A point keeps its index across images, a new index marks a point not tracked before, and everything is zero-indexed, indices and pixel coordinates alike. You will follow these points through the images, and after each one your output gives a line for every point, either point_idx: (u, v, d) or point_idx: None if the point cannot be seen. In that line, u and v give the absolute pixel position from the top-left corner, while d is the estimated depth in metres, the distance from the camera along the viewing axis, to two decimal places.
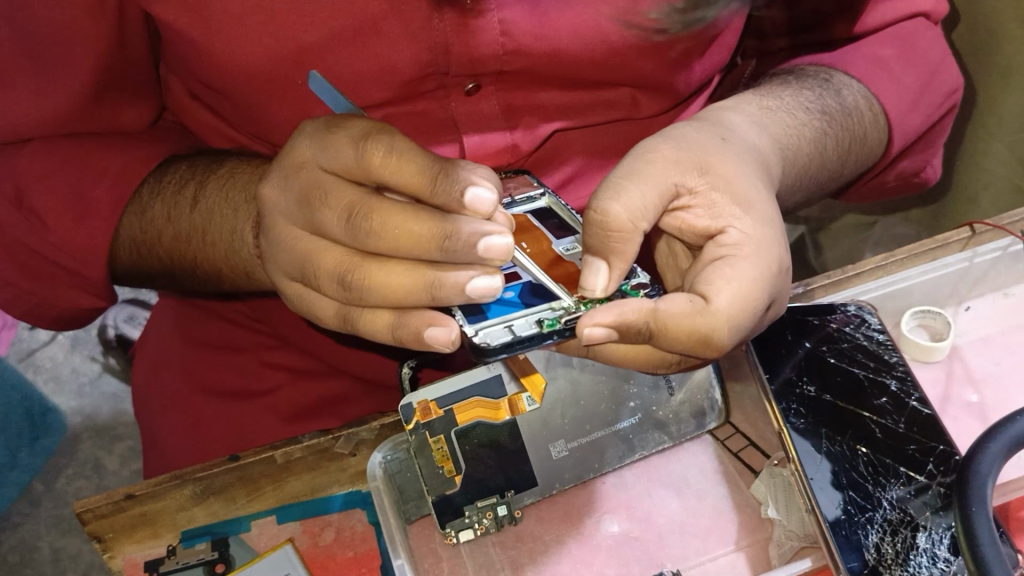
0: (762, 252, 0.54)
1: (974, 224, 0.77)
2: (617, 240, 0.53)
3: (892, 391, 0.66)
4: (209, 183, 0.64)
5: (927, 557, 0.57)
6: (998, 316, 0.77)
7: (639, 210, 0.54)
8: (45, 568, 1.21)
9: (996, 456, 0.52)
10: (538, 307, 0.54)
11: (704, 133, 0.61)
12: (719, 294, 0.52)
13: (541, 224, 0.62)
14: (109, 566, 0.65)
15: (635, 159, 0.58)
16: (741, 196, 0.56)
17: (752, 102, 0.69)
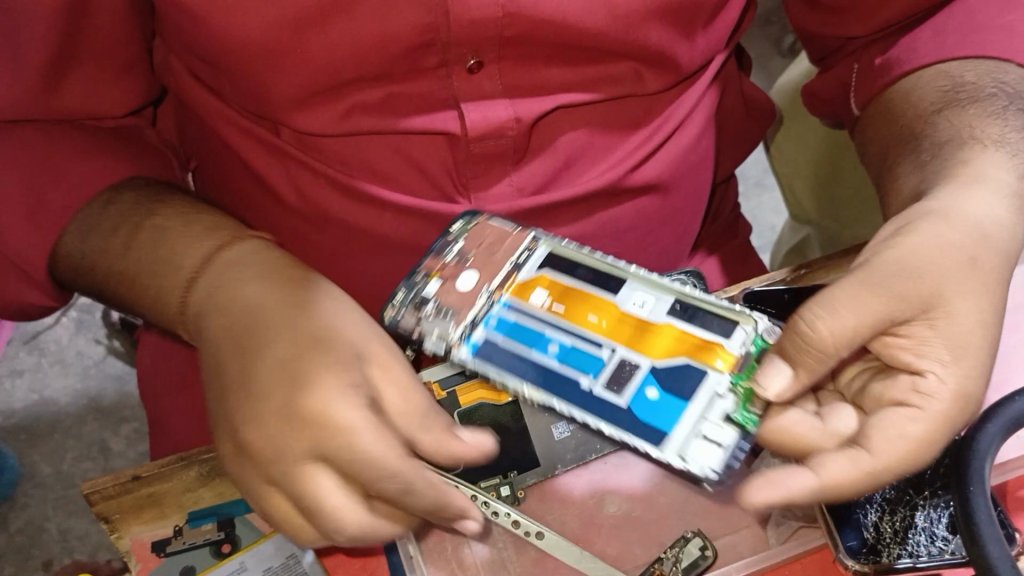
0: (952, 411, 0.53)
1: None
2: (813, 357, 0.53)
3: None
4: (135, 222, 0.64)
5: (926, 535, 0.57)
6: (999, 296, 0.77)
7: (850, 341, 0.53)
8: (54, 548, 1.24)
9: (994, 436, 0.53)
10: (701, 398, 0.56)
11: (959, 242, 0.57)
12: (883, 452, 0.51)
13: (583, 282, 0.62)
14: (116, 547, 0.65)
15: (866, 271, 0.56)
16: (964, 352, 0.54)
17: (1008, 168, 0.62)
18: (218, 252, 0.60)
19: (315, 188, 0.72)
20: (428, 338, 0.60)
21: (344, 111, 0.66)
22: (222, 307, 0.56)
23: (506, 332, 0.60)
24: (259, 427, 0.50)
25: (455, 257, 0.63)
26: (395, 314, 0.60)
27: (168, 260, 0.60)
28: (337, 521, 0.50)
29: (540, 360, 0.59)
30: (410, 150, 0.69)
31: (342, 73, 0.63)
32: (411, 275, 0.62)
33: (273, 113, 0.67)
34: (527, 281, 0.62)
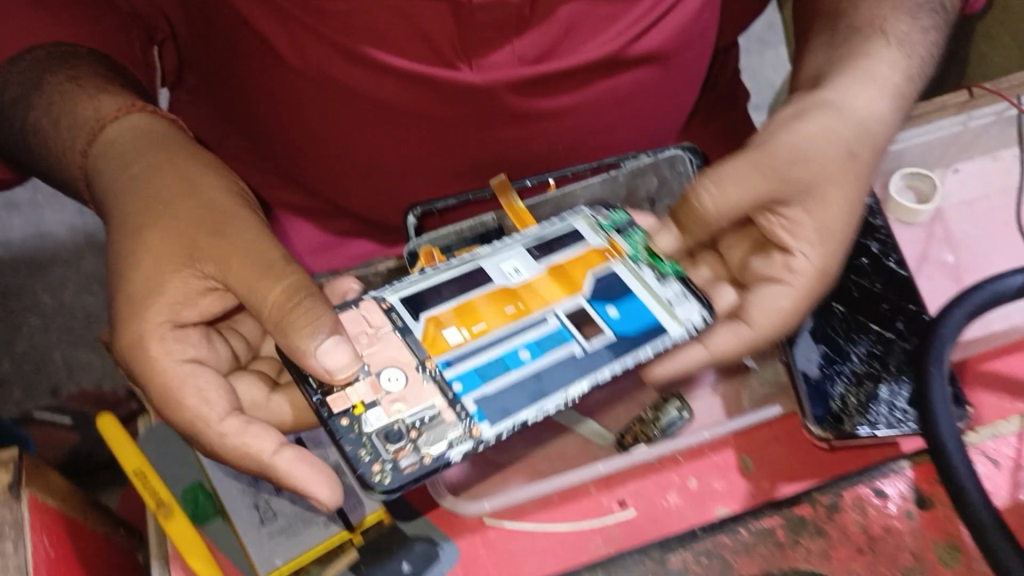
0: (817, 286, 0.66)
1: (972, 87, 0.78)
2: (701, 224, 0.66)
3: (872, 253, 0.70)
4: (87, 128, 0.63)
5: (887, 406, 0.61)
6: (984, 179, 0.79)
7: (727, 211, 0.66)
8: (60, 374, 1.30)
9: (957, 322, 0.57)
10: (627, 284, 0.62)
11: (840, 140, 0.69)
12: (761, 321, 0.64)
13: (454, 299, 0.59)
14: None
15: (761, 157, 0.68)
16: (825, 236, 0.67)
17: (893, 70, 0.73)
18: (167, 174, 0.60)
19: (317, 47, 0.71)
20: (378, 417, 0.52)
21: None
22: (155, 232, 0.58)
23: (480, 379, 0.55)
24: (167, 343, 0.56)
25: (359, 380, 0.54)
26: (354, 458, 0.50)
27: (116, 174, 0.61)
28: (212, 445, 0.56)
29: (523, 371, 0.56)
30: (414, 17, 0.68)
31: None
32: (327, 419, 0.52)
33: None
34: (427, 327, 0.57)
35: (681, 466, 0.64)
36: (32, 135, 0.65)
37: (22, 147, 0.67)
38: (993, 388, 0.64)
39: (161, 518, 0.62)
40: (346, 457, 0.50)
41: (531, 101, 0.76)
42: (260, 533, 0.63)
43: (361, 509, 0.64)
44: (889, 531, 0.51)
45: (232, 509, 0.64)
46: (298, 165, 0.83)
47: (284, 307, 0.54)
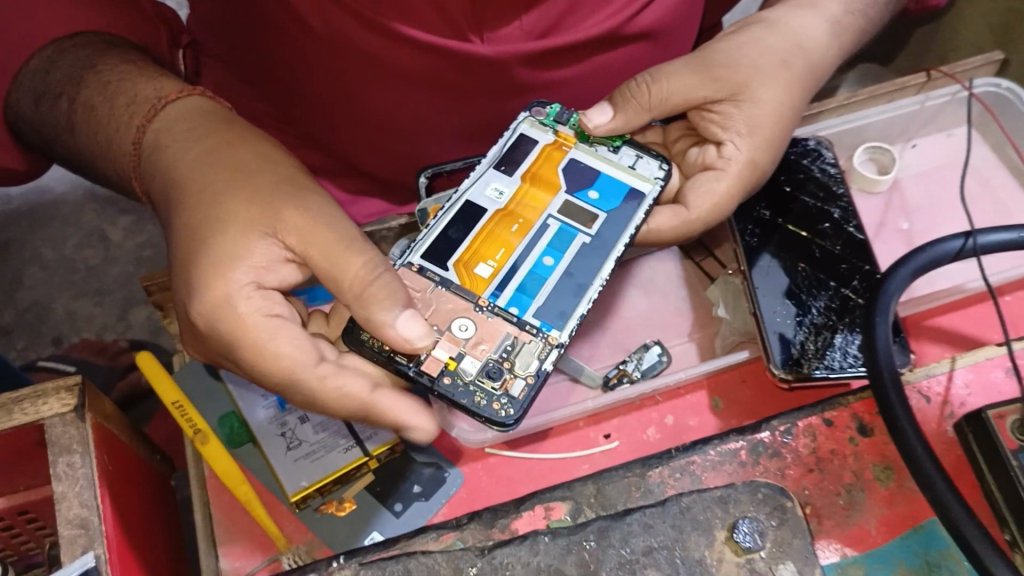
0: (744, 172, 0.74)
1: (930, 70, 0.86)
2: (631, 96, 0.72)
3: (834, 218, 0.78)
4: (147, 106, 0.67)
5: (841, 352, 0.70)
6: (939, 150, 0.88)
7: (658, 97, 0.73)
8: (63, 325, 1.44)
9: (902, 279, 0.65)
10: (594, 164, 0.71)
11: (773, 52, 0.77)
12: (695, 201, 0.72)
13: (467, 237, 0.66)
14: (168, 330, 0.79)
15: (693, 62, 0.76)
16: (757, 128, 0.75)
17: (831, 9, 0.82)
18: (232, 150, 0.65)
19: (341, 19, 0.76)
20: (473, 364, 0.62)
21: None
22: (233, 205, 0.62)
23: (528, 298, 0.64)
24: (248, 300, 0.60)
25: (437, 345, 0.62)
26: (473, 403, 0.60)
27: (181, 149, 0.65)
28: (310, 390, 0.61)
29: (557, 273, 0.65)
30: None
31: None
32: (432, 382, 0.61)
33: None
34: (459, 270, 0.65)
35: (661, 405, 0.72)
36: (87, 114, 0.69)
37: (67, 126, 0.70)
38: (935, 340, 0.73)
39: (198, 443, 0.70)
40: (466, 407, 0.60)
41: (533, 72, 0.83)
42: (287, 458, 0.70)
43: (378, 438, 0.71)
44: (835, 454, 0.60)
45: (261, 437, 0.72)
46: (313, 128, 0.90)
47: (363, 281, 0.60)
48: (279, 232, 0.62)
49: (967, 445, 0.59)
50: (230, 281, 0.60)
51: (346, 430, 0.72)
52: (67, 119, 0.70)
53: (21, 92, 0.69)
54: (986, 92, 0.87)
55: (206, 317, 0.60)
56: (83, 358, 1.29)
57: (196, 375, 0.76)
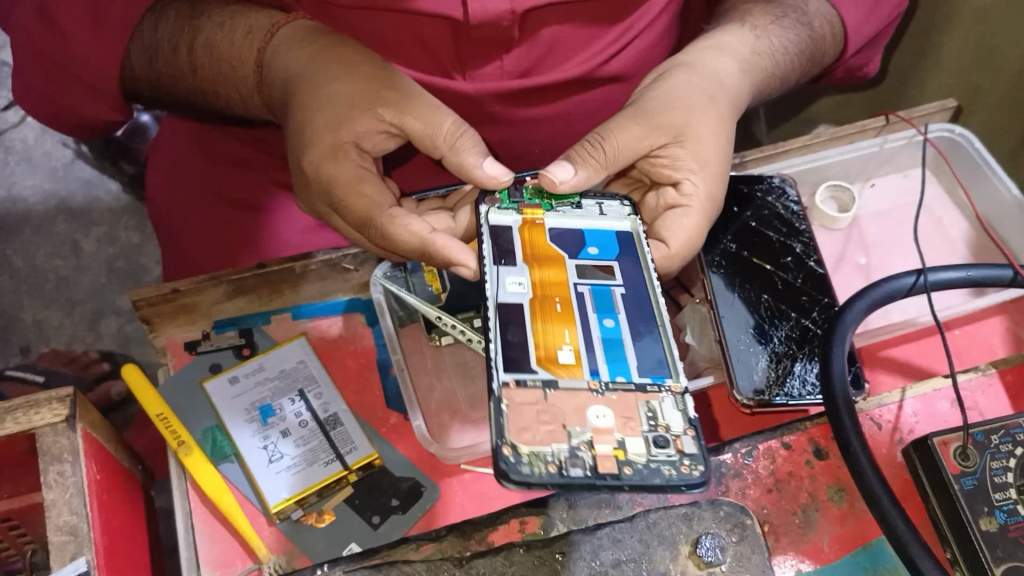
0: (705, 206, 0.76)
1: (888, 115, 0.92)
2: (591, 156, 0.70)
3: (796, 252, 0.82)
4: (262, 33, 0.79)
5: (800, 380, 0.74)
6: (896, 191, 0.93)
7: (607, 151, 0.72)
8: (30, 334, 1.44)
9: (858, 312, 0.69)
10: (569, 224, 0.67)
11: (695, 88, 0.79)
12: (673, 237, 0.74)
13: (529, 335, 0.58)
14: (153, 342, 0.81)
15: (629, 115, 0.76)
16: (704, 155, 0.77)
17: (744, 45, 0.87)
18: (335, 54, 0.75)
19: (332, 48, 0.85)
20: (636, 441, 0.53)
21: None
22: (338, 86, 0.73)
23: (612, 362, 0.58)
24: (332, 161, 0.73)
25: (593, 442, 0.53)
26: (667, 476, 0.52)
27: (296, 59, 0.76)
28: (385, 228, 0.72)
29: (625, 332, 0.60)
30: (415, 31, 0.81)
31: None
32: (618, 478, 0.51)
33: None
34: (545, 366, 0.57)
35: None
36: (205, 49, 0.80)
37: (190, 68, 0.81)
38: (889, 371, 0.78)
39: (182, 455, 0.72)
40: (664, 485, 0.51)
41: (509, 107, 0.91)
42: (268, 470, 0.73)
43: (357, 452, 0.75)
44: (792, 475, 0.64)
45: (244, 449, 0.74)
46: None
47: (452, 135, 0.73)
48: (379, 109, 0.73)
49: (914, 470, 0.64)
50: (333, 170, 0.73)
51: (326, 444, 0.75)
52: (190, 63, 0.81)
53: (136, 48, 0.81)
54: (940, 138, 0.92)
55: (325, 172, 0.73)
56: (51, 367, 1.29)
57: (181, 386, 0.78)
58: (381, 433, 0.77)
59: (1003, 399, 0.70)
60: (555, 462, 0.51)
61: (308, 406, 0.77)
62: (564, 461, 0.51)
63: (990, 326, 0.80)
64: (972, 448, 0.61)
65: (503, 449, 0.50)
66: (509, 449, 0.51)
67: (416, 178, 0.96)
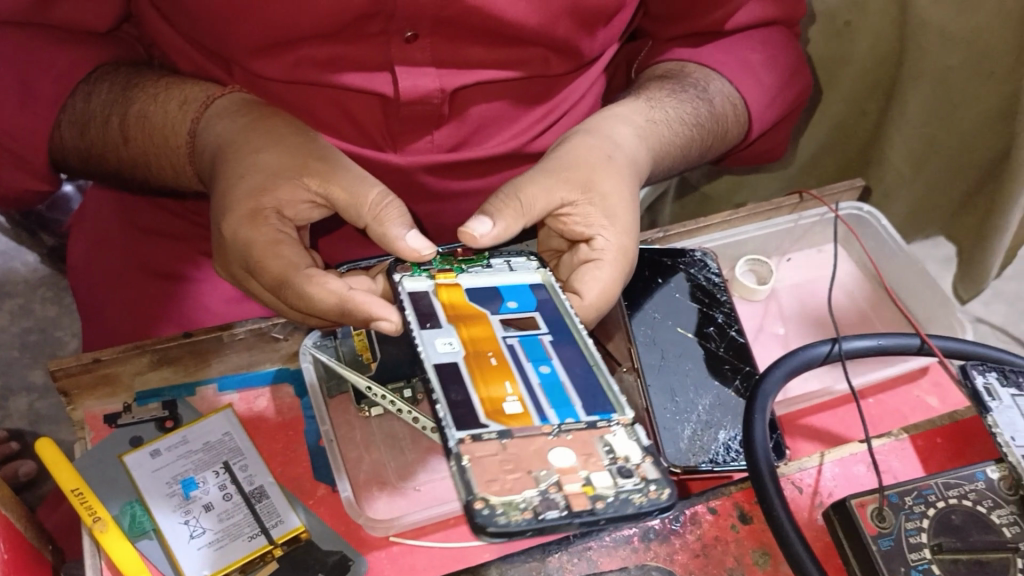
0: (619, 257, 0.78)
1: (803, 193, 0.97)
2: (507, 210, 0.73)
3: (718, 322, 0.85)
4: (198, 103, 0.79)
5: (724, 447, 0.76)
6: (810, 265, 0.98)
7: (523, 202, 0.75)
8: None
9: (777, 379, 0.71)
10: (485, 284, 0.69)
11: (597, 147, 0.83)
12: (588, 291, 0.75)
13: (469, 392, 0.58)
14: (71, 416, 0.79)
15: (542, 170, 0.78)
16: (611, 206, 0.79)
17: (640, 113, 0.91)
18: (265, 128, 0.76)
19: None
20: (601, 476, 0.54)
21: (294, 61, 0.79)
22: (266, 156, 0.74)
23: (555, 403, 0.59)
24: (256, 221, 0.72)
25: (562, 484, 0.53)
26: (638, 503, 0.53)
27: (227, 131, 0.76)
28: (304, 292, 0.70)
29: (562, 376, 0.62)
30: (346, 103, 0.84)
31: (298, 29, 0.76)
32: (594, 513, 0.51)
33: (235, 57, 0.80)
34: (495, 418, 0.56)
35: None
36: (137, 119, 0.79)
37: (121, 140, 0.81)
38: (808, 437, 0.80)
39: (97, 531, 0.69)
40: (639, 514, 0.52)
41: (440, 179, 0.93)
42: (189, 546, 0.71)
43: (283, 525, 0.73)
44: (718, 540, 0.67)
45: (164, 525, 0.72)
46: None
47: (378, 205, 0.73)
48: (305, 177, 0.73)
49: (834, 532, 0.66)
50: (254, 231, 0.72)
51: (251, 518, 0.73)
52: (121, 134, 0.81)
53: (66, 122, 0.80)
54: (848, 215, 0.99)
55: (242, 237, 0.71)
56: None
57: (98, 462, 0.75)
58: (309, 506, 0.75)
59: (916, 463, 0.73)
60: (530, 508, 0.51)
61: (232, 479, 0.75)
62: (537, 506, 0.51)
63: (902, 394, 0.84)
64: (887, 510, 0.63)
65: (475, 503, 0.50)
66: (482, 503, 0.50)
67: (346, 249, 0.96)
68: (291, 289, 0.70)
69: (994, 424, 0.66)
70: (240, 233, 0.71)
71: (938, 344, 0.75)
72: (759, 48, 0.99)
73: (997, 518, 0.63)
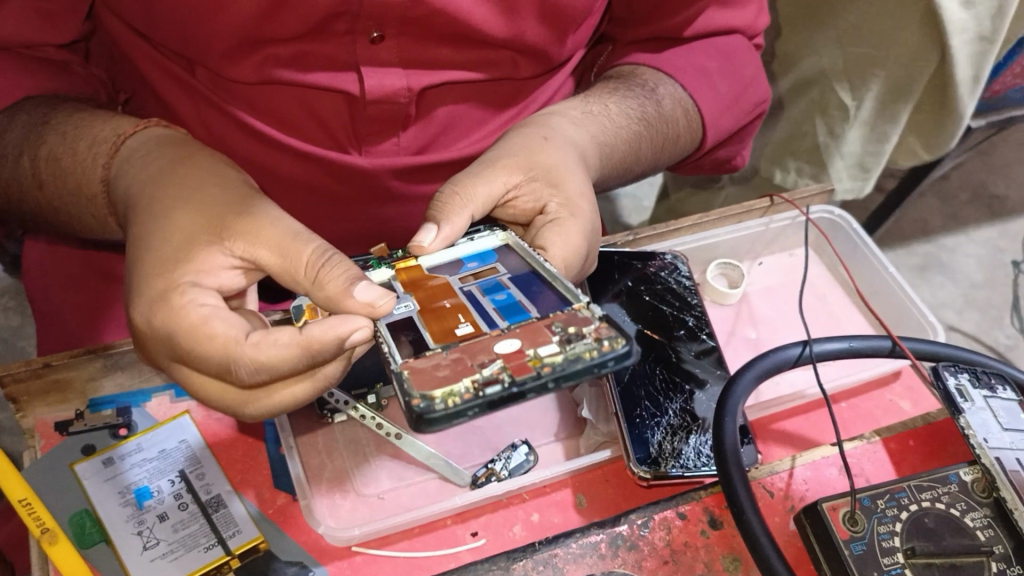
0: (576, 216, 0.75)
1: (773, 196, 0.97)
2: (446, 210, 0.68)
3: (689, 325, 0.84)
4: (108, 145, 0.72)
5: (695, 452, 0.74)
6: (782, 269, 0.97)
7: (463, 195, 0.71)
8: None
9: (748, 382, 0.69)
10: (446, 253, 0.67)
11: (531, 135, 0.82)
12: (550, 246, 0.72)
13: (423, 331, 0.56)
14: (20, 424, 0.75)
15: (478, 164, 0.76)
16: (557, 179, 0.77)
17: (577, 109, 0.90)
18: (172, 175, 0.67)
19: (222, 126, 0.85)
20: (547, 347, 0.51)
21: (257, 62, 0.77)
22: (178, 217, 0.64)
23: (508, 314, 0.57)
24: (171, 291, 0.61)
25: (502, 364, 0.50)
26: (588, 357, 0.50)
27: (139, 174, 0.69)
28: (253, 355, 0.59)
29: (518, 296, 0.59)
30: (311, 104, 0.82)
31: (261, 29, 0.74)
32: (539, 379, 0.49)
33: (195, 56, 0.78)
34: (444, 340, 0.54)
35: (526, 502, 0.73)
36: (49, 163, 0.72)
37: (37, 184, 0.74)
38: (780, 442, 0.78)
39: (45, 543, 0.66)
40: (587, 372, 0.49)
41: (406, 184, 0.91)
42: (143, 558, 0.68)
43: (241, 536, 0.70)
44: (688, 545, 0.66)
45: (116, 535, 0.69)
46: None
47: (315, 266, 0.61)
48: (222, 239, 0.64)
49: (806, 537, 0.64)
50: (167, 302, 0.60)
51: (208, 528, 0.71)
52: (37, 178, 0.74)
53: None
54: (820, 218, 0.98)
55: (159, 317, 0.60)
56: None
57: (46, 475, 0.72)
58: (268, 515, 0.72)
59: (888, 466, 0.72)
60: (470, 390, 0.48)
61: (189, 487, 0.73)
62: (478, 385, 0.49)
63: (874, 398, 0.83)
64: (859, 513, 0.62)
65: (411, 401, 0.47)
66: (419, 399, 0.48)
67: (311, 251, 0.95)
68: (234, 362, 0.60)
69: (967, 426, 0.66)
70: (162, 304, 0.60)
71: (910, 347, 0.74)
72: (731, 53, 0.98)
73: (971, 522, 0.62)
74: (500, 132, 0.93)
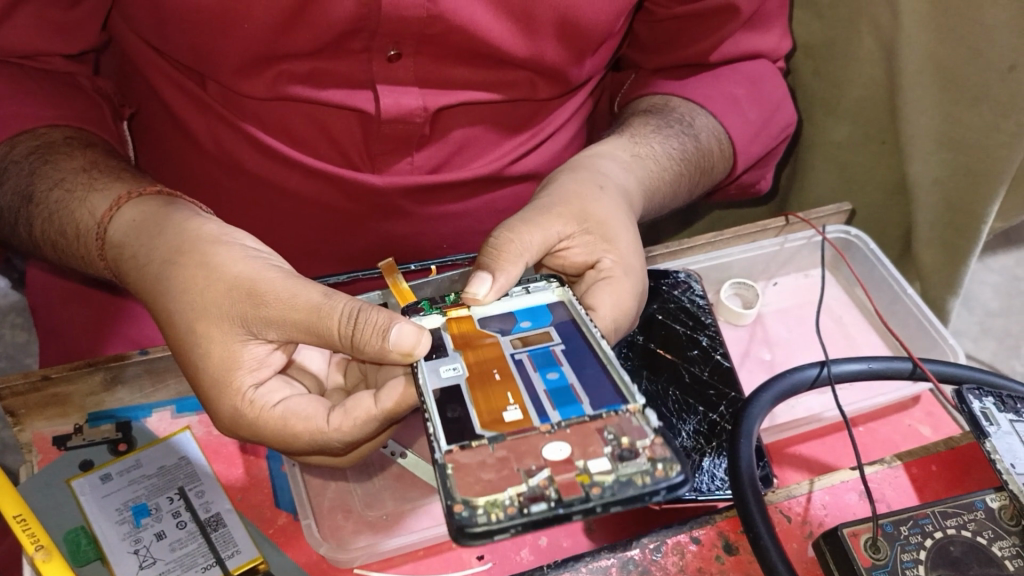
0: (628, 273, 0.75)
1: (789, 214, 0.95)
2: (504, 262, 0.67)
3: (702, 345, 0.82)
4: (93, 237, 0.69)
5: (708, 475, 0.72)
6: (797, 291, 0.94)
7: (517, 245, 0.70)
8: None
9: (765, 403, 0.67)
10: (497, 312, 0.64)
11: (581, 181, 0.80)
12: (603, 304, 0.71)
13: (468, 409, 0.54)
14: (17, 438, 0.74)
15: (531, 211, 0.75)
16: (610, 231, 0.76)
17: (625, 150, 0.89)
18: (167, 275, 0.64)
19: (233, 144, 0.84)
20: (598, 462, 0.49)
21: (273, 78, 0.77)
22: (195, 326, 0.63)
23: (558, 403, 0.54)
24: (241, 407, 0.63)
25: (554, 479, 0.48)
26: (640, 483, 0.48)
27: (134, 268, 0.66)
28: (343, 440, 0.63)
29: (571, 378, 0.57)
30: (324, 122, 0.81)
31: (276, 45, 0.73)
32: (588, 503, 0.47)
33: (211, 72, 0.77)
34: (490, 427, 0.52)
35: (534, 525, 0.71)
36: (62, 254, 0.72)
37: (50, 246, 0.73)
38: (796, 467, 0.76)
39: (38, 561, 0.63)
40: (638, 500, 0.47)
41: (418, 204, 0.90)
42: None
43: (240, 556, 0.68)
44: (702, 571, 0.63)
45: (112, 554, 0.67)
46: None
47: (348, 335, 0.60)
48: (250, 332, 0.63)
49: (825, 564, 0.62)
50: (239, 416, 0.63)
51: (206, 547, 0.69)
52: (51, 246, 0.73)
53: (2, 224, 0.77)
54: (836, 238, 0.97)
55: (240, 424, 0.64)
56: None
57: (41, 492, 0.70)
58: (268, 535, 0.70)
59: (910, 492, 0.69)
60: (514, 504, 0.47)
61: (188, 506, 0.71)
62: (523, 500, 0.47)
63: (893, 423, 0.80)
64: (882, 540, 0.60)
65: (453, 506, 0.46)
66: (462, 506, 0.47)
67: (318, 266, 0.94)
68: (327, 444, 0.63)
69: (993, 450, 0.64)
70: (234, 417, 0.63)
71: (932, 369, 0.72)
72: (752, 77, 0.97)
73: (999, 551, 0.60)
74: (516, 153, 0.91)
